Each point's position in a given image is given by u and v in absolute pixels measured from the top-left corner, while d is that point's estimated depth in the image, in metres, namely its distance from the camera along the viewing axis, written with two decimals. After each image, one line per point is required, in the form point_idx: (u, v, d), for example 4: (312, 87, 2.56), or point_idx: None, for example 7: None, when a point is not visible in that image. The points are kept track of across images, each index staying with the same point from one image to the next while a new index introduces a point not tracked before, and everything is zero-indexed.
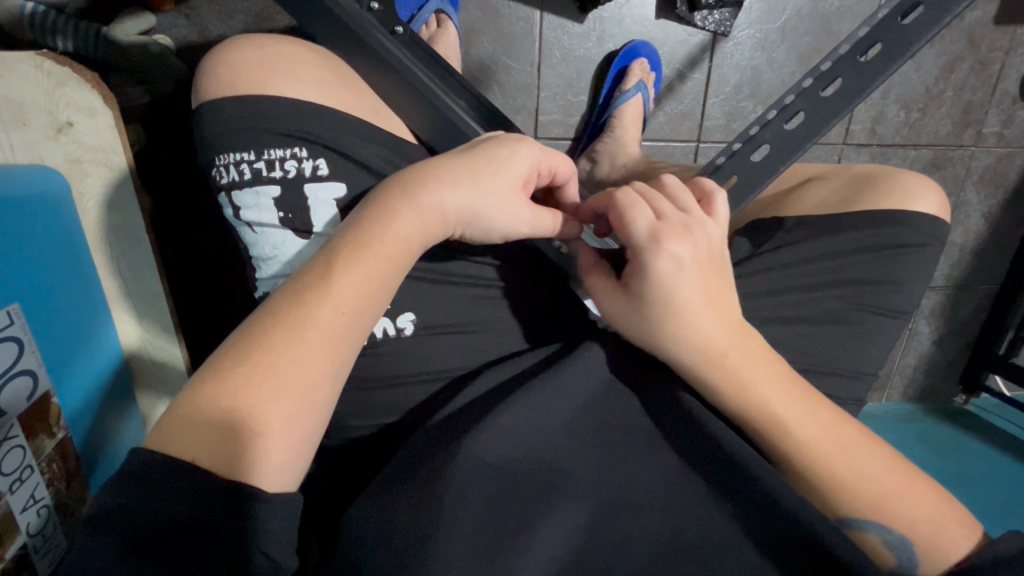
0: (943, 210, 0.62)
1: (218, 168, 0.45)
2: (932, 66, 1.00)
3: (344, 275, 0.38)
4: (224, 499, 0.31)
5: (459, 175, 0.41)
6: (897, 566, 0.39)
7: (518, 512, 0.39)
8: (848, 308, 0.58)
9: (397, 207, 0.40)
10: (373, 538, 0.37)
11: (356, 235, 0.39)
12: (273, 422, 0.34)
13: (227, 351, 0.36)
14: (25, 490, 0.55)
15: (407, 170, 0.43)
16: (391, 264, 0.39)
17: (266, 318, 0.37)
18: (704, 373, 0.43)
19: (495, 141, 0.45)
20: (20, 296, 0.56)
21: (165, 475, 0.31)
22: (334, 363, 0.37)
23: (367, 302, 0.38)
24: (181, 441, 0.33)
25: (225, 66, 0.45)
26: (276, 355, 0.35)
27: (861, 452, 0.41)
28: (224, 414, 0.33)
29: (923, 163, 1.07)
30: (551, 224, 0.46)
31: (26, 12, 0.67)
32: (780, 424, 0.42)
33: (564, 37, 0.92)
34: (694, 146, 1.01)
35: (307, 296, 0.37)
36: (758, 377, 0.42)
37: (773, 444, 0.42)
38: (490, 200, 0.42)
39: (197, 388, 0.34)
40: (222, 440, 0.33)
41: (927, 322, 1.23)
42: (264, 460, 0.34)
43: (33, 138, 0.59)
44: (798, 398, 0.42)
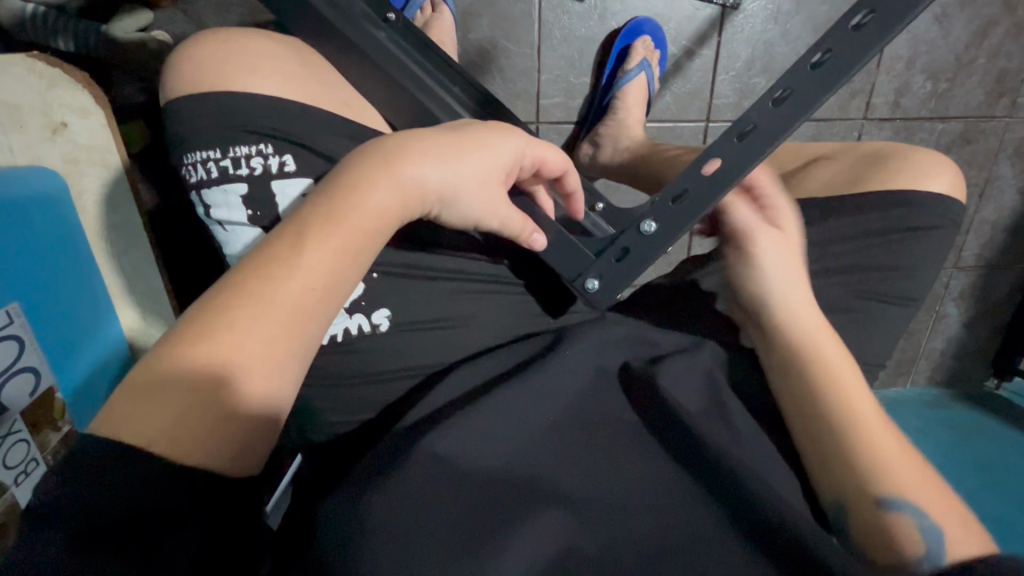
0: (960, 189, 0.59)
1: (188, 167, 0.47)
2: (962, 31, 0.93)
3: (317, 245, 0.35)
4: (187, 489, 0.30)
5: (442, 152, 0.40)
6: (927, 555, 0.38)
7: (490, 512, 0.38)
8: (854, 295, 0.56)
9: (375, 177, 0.37)
10: (342, 533, 0.37)
11: (330, 204, 0.36)
12: (238, 402, 0.32)
13: (183, 327, 0.32)
14: (33, 481, 0.59)
15: (385, 141, 0.40)
16: (366, 236, 0.37)
17: (228, 288, 0.33)
18: (783, 336, 0.48)
19: (481, 126, 0.43)
20: (21, 294, 0.58)
21: (122, 463, 0.29)
22: (303, 341, 0.34)
23: (340, 277, 0.36)
24: (133, 423, 0.30)
25: (191, 62, 0.46)
26: (239, 330, 0.32)
27: (898, 440, 0.44)
28: (181, 394, 0.30)
29: (952, 136, 1.01)
30: (520, 221, 0.44)
31: (26, 14, 0.68)
32: (837, 379, 0.45)
33: (564, 17, 0.88)
34: (703, 126, 0.97)
35: (275, 268, 0.34)
36: (828, 350, 0.47)
37: (818, 398, 0.45)
38: (472, 184, 0.40)
39: (150, 368, 0.31)
40: (179, 423, 0.30)
41: (956, 304, 1.18)
42: (224, 443, 0.31)
43: (31, 139, 0.61)
44: (854, 372, 0.46)
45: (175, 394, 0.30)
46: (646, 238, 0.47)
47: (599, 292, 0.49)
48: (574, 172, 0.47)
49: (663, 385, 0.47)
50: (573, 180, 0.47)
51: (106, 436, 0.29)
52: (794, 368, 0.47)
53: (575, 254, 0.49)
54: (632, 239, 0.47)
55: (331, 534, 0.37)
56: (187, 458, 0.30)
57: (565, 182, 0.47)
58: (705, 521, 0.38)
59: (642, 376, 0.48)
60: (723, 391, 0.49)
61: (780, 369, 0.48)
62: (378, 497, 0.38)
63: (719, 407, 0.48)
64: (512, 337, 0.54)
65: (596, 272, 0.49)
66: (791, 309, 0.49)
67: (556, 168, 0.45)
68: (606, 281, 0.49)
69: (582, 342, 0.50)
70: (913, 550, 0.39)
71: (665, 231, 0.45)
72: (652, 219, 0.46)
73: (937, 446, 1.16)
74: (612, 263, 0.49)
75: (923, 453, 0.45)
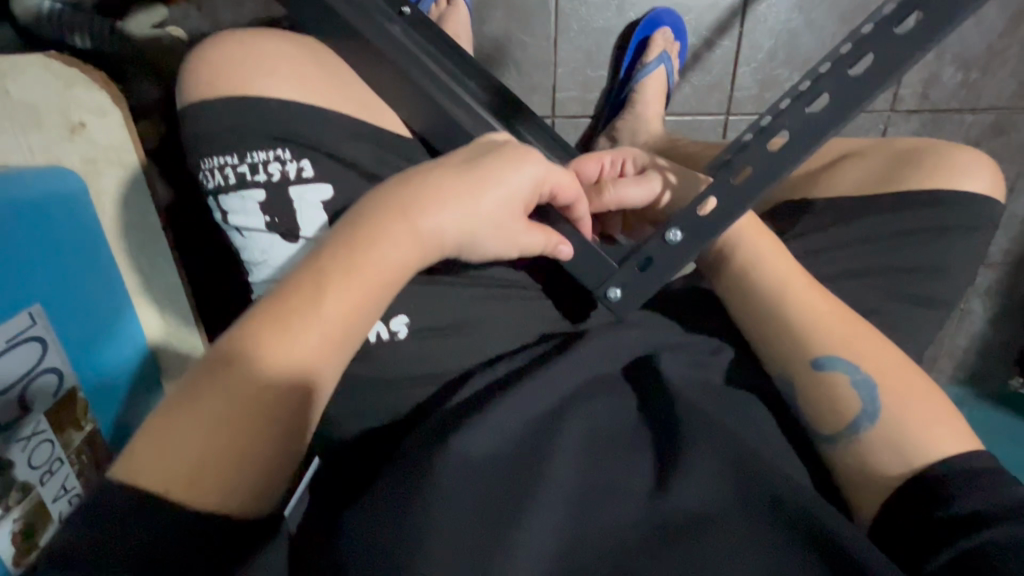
0: (997, 187, 0.56)
1: (205, 172, 0.46)
2: (996, 19, 0.90)
3: (334, 293, 0.35)
4: (201, 527, 0.31)
5: (459, 194, 0.39)
6: (869, 417, 0.45)
7: (511, 505, 0.39)
8: (883, 299, 0.54)
9: (392, 226, 0.37)
10: (367, 536, 0.38)
11: (347, 250, 0.36)
12: (255, 456, 0.32)
13: (198, 380, 0.33)
14: (56, 480, 0.59)
15: (400, 181, 0.39)
16: (382, 287, 0.37)
17: (245, 336, 0.34)
18: (726, 249, 0.53)
19: (496, 155, 0.41)
20: (43, 295, 0.58)
21: (138, 505, 0.30)
22: (320, 387, 0.35)
23: (355, 327, 0.36)
24: (151, 472, 0.31)
25: (207, 65, 0.46)
26: (257, 385, 0.32)
27: (837, 319, 0.49)
28: (200, 442, 0.31)
29: (982, 129, 0.98)
30: (539, 239, 0.44)
31: (43, 9, 0.68)
32: (774, 284, 0.50)
33: (582, 8, 0.86)
34: (723, 119, 0.94)
35: (291, 322, 0.34)
36: (766, 252, 0.52)
37: (762, 304, 0.50)
38: (488, 224, 0.40)
39: (165, 420, 0.32)
40: (196, 472, 0.31)
41: (981, 301, 1.14)
42: (242, 491, 0.32)
43: (49, 138, 0.61)
44: (791, 266, 0.51)
45: (194, 443, 0.31)
46: (671, 247, 0.45)
47: (621, 300, 0.48)
48: (584, 201, 0.47)
49: (664, 374, 0.48)
50: (582, 209, 0.47)
51: (125, 485, 0.30)
52: (806, 365, 0.48)
53: (597, 262, 0.48)
54: (656, 247, 0.46)
55: (356, 537, 0.38)
56: (208, 506, 0.31)
57: (574, 211, 0.47)
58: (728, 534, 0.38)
59: (648, 371, 0.50)
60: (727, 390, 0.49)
61: (788, 366, 0.49)
62: (401, 500, 0.39)
63: (727, 399, 0.48)
64: (528, 341, 0.53)
65: (619, 280, 0.48)
66: (805, 313, 0.49)
67: (568, 195, 0.44)
68: (629, 289, 0.48)
69: (591, 345, 0.50)
70: (856, 414, 0.46)
71: (690, 240, 0.44)
72: (678, 228, 0.44)
73: None
74: (636, 273, 0.48)
75: (906, 395, 0.47)
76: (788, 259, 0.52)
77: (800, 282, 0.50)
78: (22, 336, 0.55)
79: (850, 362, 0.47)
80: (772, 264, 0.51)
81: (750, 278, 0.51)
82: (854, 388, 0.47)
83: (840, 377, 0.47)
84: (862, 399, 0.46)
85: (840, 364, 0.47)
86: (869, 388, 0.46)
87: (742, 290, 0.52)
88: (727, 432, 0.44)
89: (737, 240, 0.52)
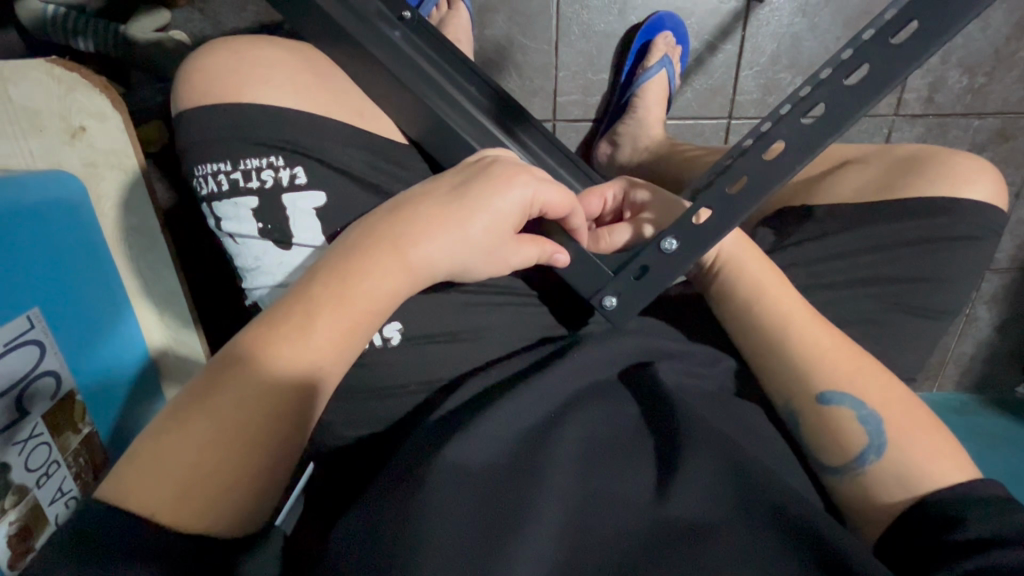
0: (1000, 194, 0.56)
1: (199, 179, 0.46)
2: (1002, 23, 0.89)
3: (326, 319, 0.35)
4: (186, 550, 0.30)
5: (451, 219, 0.39)
6: (868, 446, 0.45)
7: (504, 515, 0.38)
8: (882, 308, 0.54)
9: (382, 258, 0.37)
10: (357, 553, 0.36)
11: (338, 276, 0.36)
12: (240, 489, 0.32)
13: (183, 408, 0.32)
14: (52, 483, 0.59)
15: (391, 210, 0.39)
16: (370, 318, 0.37)
17: (233, 363, 0.34)
18: (723, 274, 0.53)
19: (485, 177, 0.41)
20: (43, 299, 0.59)
21: (122, 525, 0.29)
22: (312, 409, 0.35)
23: (343, 358, 0.36)
24: (137, 494, 0.30)
25: (202, 73, 0.46)
26: (244, 419, 0.32)
27: (836, 343, 0.49)
28: (190, 466, 0.31)
29: (988, 134, 0.97)
30: (532, 254, 0.43)
31: (47, 14, 0.68)
32: (771, 310, 0.50)
33: (583, 13, 0.86)
34: (725, 124, 0.94)
35: (280, 353, 0.34)
36: (759, 275, 0.51)
37: (762, 333, 0.50)
38: (479, 250, 0.40)
39: (152, 445, 0.31)
40: (184, 497, 0.31)
41: (988, 307, 1.13)
42: (233, 515, 0.32)
43: (51, 143, 0.61)
44: (785, 290, 0.51)
45: (183, 468, 0.31)
46: (666, 256, 0.45)
47: (616, 309, 0.48)
48: (581, 212, 0.46)
49: (663, 380, 0.49)
50: (578, 221, 0.47)
51: (111, 507, 0.30)
52: (813, 402, 0.47)
53: (592, 270, 0.48)
54: (651, 257, 0.45)
55: (347, 557, 0.37)
56: (195, 530, 0.31)
57: (570, 222, 0.46)
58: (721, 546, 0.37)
59: (646, 376, 0.49)
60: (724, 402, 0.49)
61: (796, 403, 0.48)
62: (392, 512, 0.38)
63: (720, 403, 0.49)
64: (526, 345, 0.53)
65: (614, 289, 0.48)
66: (806, 347, 0.48)
67: (561, 211, 0.43)
68: (624, 298, 0.48)
69: (586, 350, 0.49)
70: (856, 446, 0.45)
71: (686, 249, 0.44)
72: (673, 237, 0.44)
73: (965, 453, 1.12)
74: (630, 282, 0.47)
75: (909, 411, 0.46)
76: (788, 286, 0.51)
77: (802, 315, 0.50)
78: (20, 339, 0.55)
79: (855, 397, 0.46)
80: (772, 292, 0.50)
81: (750, 304, 0.51)
82: (860, 423, 0.46)
83: (846, 412, 0.46)
84: (868, 434, 0.45)
85: (845, 399, 0.47)
86: (874, 422, 0.46)
87: (739, 316, 0.51)
88: (722, 441, 0.43)
89: (732, 259, 0.52)
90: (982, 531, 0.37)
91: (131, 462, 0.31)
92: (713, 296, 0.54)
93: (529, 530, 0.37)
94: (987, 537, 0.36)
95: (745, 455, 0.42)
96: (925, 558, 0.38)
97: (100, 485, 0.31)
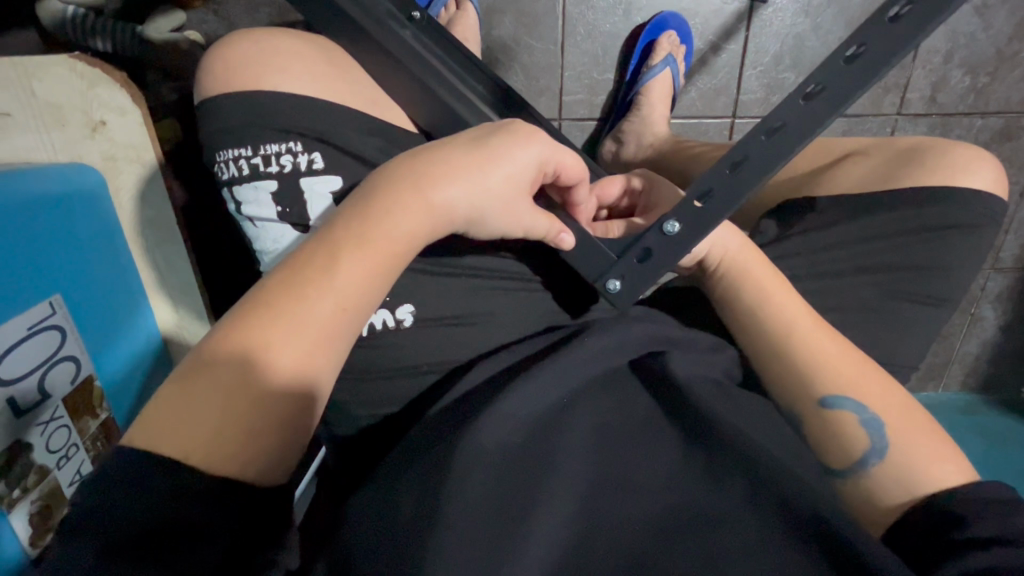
0: (999, 186, 0.57)
1: (220, 164, 0.48)
2: (1004, 24, 0.90)
3: (347, 265, 0.36)
4: (211, 500, 0.31)
5: (466, 171, 0.40)
6: (870, 447, 0.46)
7: (516, 502, 0.38)
8: (883, 297, 0.55)
9: (401, 201, 0.38)
10: (372, 537, 0.37)
11: (358, 226, 0.37)
12: (271, 417, 0.33)
13: (216, 345, 0.34)
14: (71, 465, 0.61)
15: (409, 158, 0.41)
16: (392, 260, 0.38)
17: (259, 307, 0.35)
18: (726, 277, 0.53)
19: (502, 134, 0.42)
20: (63, 287, 0.60)
21: (149, 477, 0.30)
22: (333, 352, 0.36)
23: (368, 297, 0.38)
24: (167, 439, 0.31)
25: (222, 62, 0.48)
26: (274, 350, 0.34)
27: (835, 343, 0.50)
28: (218, 408, 0.32)
29: (991, 133, 0.97)
30: (544, 224, 0.44)
31: (68, 15, 0.71)
32: (772, 309, 0.51)
33: (589, 13, 0.87)
34: (729, 122, 0.95)
35: (306, 292, 0.35)
36: (760, 276, 0.53)
37: (765, 333, 0.51)
38: (495, 200, 0.41)
39: (183, 384, 0.33)
40: (213, 438, 0.32)
41: (993, 307, 1.13)
42: (259, 455, 0.33)
43: (72, 137, 0.63)
44: (785, 290, 0.52)
45: (211, 409, 0.32)
46: (669, 240, 0.46)
47: (620, 292, 0.49)
48: (586, 183, 0.47)
49: (675, 372, 0.48)
50: (583, 192, 0.48)
51: (142, 450, 0.31)
52: (816, 406, 0.48)
53: (597, 254, 0.49)
54: (654, 240, 0.47)
55: (361, 544, 0.37)
56: (222, 472, 0.32)
57: (574, 193, 0.48)
58: (728, 516, 0.38)
59: (654, 366, 0.50)
60: (730, 386, 0.49)
61: (800, 406, 0.49)
62: (404, 497, 0.39)
63: (723, 393, 0.48)
64: (534, 331, 0.55)
65: (617, 272, 0.49)
66: (811, 351, 0.49)
67: (574, 175, 0.45)
68: (628, 282, 0.49)
69: (597, 336, 0.50)
70: (858, 447, 0.46)
71: (689, 232, 0.45)
72: (675, 220, 0.45)
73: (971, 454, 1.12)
74: (634, 264, 0.48)
75: (910, 408, 0.48)
76: (790, 291, 0.52)
77: (807, 321, 0.50)
78: (42, 324, 0.57)
79: (857, 401, 0.47)
80: (776, 297, 0.51)
81: (755, 309, 0.52)
82: (862, 426, 0.47)
83: (849, 417, 0.47)
84: (870, 438, 0.46)
85: (847, 403, 0.47)
86: (876, 425, 0.47)
87: (744, 320, 0.52)
88: (725, 420, 0.44)
89: (735, 263, 0.53)
90: (982, 532, 0.37)
91: (160, 403, 0.32)
92: (716, 300, 0.55)
93: (538, 520, 0.37)
94: (989, 538, 0.37)
95: (751, 437, 0.43)
96: (927, 554, 0.39)
97: (129, 431, 0.32)
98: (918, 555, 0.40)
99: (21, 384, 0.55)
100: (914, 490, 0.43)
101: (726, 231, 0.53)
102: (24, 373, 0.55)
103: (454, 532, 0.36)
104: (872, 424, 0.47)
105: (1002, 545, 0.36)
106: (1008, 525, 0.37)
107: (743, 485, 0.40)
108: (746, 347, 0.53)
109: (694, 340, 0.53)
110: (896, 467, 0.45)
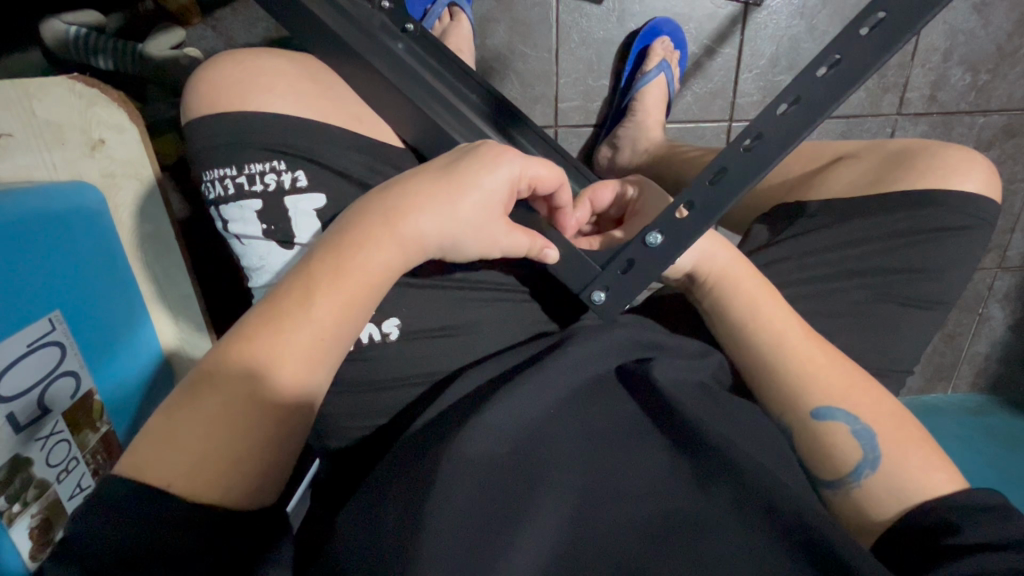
0: (992, 188, 0.56)
1: (208, 184, 0.49)
2: (1004, 20, 0.89)
3: (324, 298, 0.37)
4: (194, 524, 0.32)
5: (436, 199, 0.40)
6: (863, 459, 0.46)
7: (502, 513, 0.38)
8: (873, 301, 0.55)
9: (374, 233, 0.39)
10: (361, 545, 0.37)
11: (334, 258, 0.38)
12: (250, 449, 0.34)
13: (199, 375, 0.35)
14: (72, 479, 0.62)
15: (382, 191, 0.42)
16: (369, 289, 0.39)
17: (239, 342, 0.36)
18: (715, 285, 0.52)
19: (473, 156, 0.43)
20: (62, 302, 0.61)
21: (133, 502, 0.31)
22: (313, 382, 0.37)
23: (346, 326, 0.38)
24: (154, 468, 0.32)
25: (208, 84, 0.49)
26: (254, 378, 0.35)
27: (823, 353, 0.49)
28: (200, 440, 0.33)
29: (994, 131, 0.96)
30: (526, 239, 0.44)
31: (71, 35, 0.72)
32: (758, 317, 0.50)
33: (582, 20, 0.87)
34: (726, 125, 0.95)
35: (284, 322, 0.36)
36: (747, 284, 0.52)
37: (751, 344, 0.50)
38: (466, 226, 0.41)
39: (167, 414, 0.34)
40: (197, 467, 0.33)
41: (1001, 306, 1.11)
42: (244, 483, 0.34)
43: (72, 155, 0.65)
44: (771, 297, 0.51)
45: (192, 440, 0.33)
46: (651, 250, 0.47)
47: (606, 303, 0.50)
48: (569, 186, 0.47)
49: (657, 380, 0.47)
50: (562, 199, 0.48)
51: (130, 478, 0.32)
52: (805, 417, 0.48)
53: (579, 264, 0.50)
54: (637, 249, 0.47)
55: (351, 554, 0.37)
56: (205, 501, 0.33)
57: (557, 197, 0.47)
58: (714, 523, 0.38)
59: (638, 371, 0.49)
60: (717, 392, 0.49)
61: (789, 418, 0.49)
62: (392, 506, 0.39)
63: (710, 399, 0.48)
64: (521, 340, 0.55)
65: (602, 283, 0.49)
66: (804, 364, 0.48)
67: (550, 185, 0.45)
68: (613, 292, 0.50)
69: (584, 343, 0.50)
70: (849, 460, 0.46)
71: (671, 242, 0.45)
72: (658, 230, 0.46)
73: (981, 456, 1.10)
74: (617, 274, 0.49)
75: (901, 414, 0.48)
76: (778, 301, 0.51)
77: (796, 333, 0.50)
78: (41, 340, 0.58)
79: (848, 412, 0.47)
80: (764, 310, 0.51)
81: (743, 319, 0.51)
82: (853, 437, 0.46)
83: (839, 428, 0.47)
84: (862, 448, 0.46)
85: (839, 414, 0.47)
86: (868, 435, 0.46)
87: (734, 333, 0.52)
88: (711, 426, 0.44)
89: (724, 272, 0.52)
90: (976, 539, 0.37)
91: (147, 436, 0.33)
92: (706, 308, 0.54)
93: (527, 529, 0.37)
94: (983, 546, 0.36)
95: (744, 449, 0.43)
96: (922, 560, 0.38)
97: (120, 461, 0.33)
98: (912, 564, 0.39)
99: (21, 399, 0.56)
100: (902, 500, 0.43)
101: (710, 240, 0.52)
102: (24, 388, 0.56)
103: (436, 539, 0.36)
104: (864, 434, 0.46)
105: (991, 552, 0.35)
106: (1004, 534, 0.36)
107: (729, 491, 0.39)
108: (735, 356, 0.52)
109: (683, 346, 0.53)
110: (887, 472, 0.45)
